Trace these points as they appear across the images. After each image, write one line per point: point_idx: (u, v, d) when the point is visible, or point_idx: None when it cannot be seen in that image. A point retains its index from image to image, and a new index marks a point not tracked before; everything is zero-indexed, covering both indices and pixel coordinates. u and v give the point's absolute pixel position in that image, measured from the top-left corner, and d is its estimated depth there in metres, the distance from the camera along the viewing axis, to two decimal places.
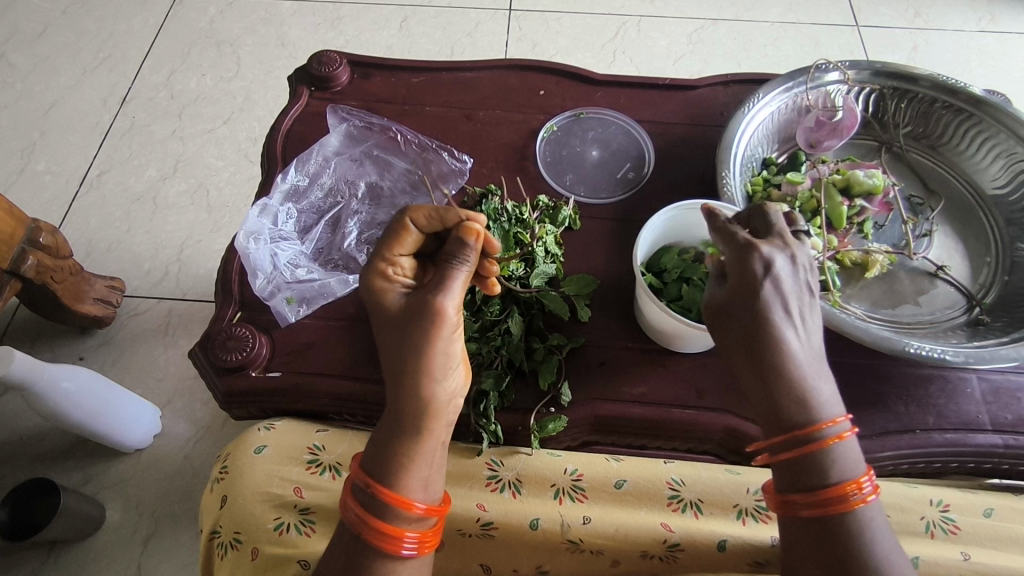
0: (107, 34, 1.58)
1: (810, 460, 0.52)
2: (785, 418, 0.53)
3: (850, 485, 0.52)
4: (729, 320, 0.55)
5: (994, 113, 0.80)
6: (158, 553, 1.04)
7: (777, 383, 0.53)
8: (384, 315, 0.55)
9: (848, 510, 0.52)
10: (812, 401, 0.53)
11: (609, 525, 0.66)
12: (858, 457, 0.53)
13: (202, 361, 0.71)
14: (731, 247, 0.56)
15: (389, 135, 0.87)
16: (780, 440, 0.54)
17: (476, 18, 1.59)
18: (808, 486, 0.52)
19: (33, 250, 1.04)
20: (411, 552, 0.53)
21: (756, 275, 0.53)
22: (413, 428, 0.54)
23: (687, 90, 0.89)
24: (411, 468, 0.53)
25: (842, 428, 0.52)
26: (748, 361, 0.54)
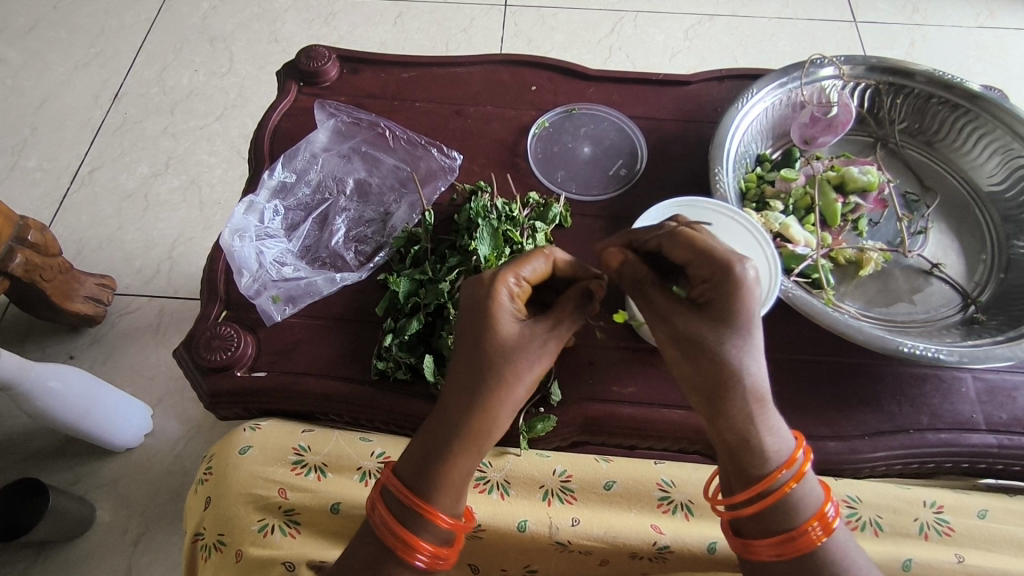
0: (99, 29, 1.57)
1: (773, 506, 0.51)
2: (747, 463, 0.51)
3: (810, 524, 0.51)
4: (705, 340, 0.50)
5: (991, 108, 0.78)
6: (148, 554, 1.03)
7: (743, 425, 0.50)
8: (495, 327, 0.52)
9: (813, 549, 0.51)
10: (774, 438, 0.51)
11: (598, 526, 0.65)
12: (816, 490, 0.52)
13: (186, 361, 0.70)
14: (715, 258, 0.51)
15: (377, 131, 0.86)
16: (742, 491, 0.52)
17: (471, 14, 1.58)
18: (773, 532, 0.51)
19: (21, 248, 1.03)
20: (422, 565, 0.52)
21: (749, 300, 0.51)
22: (470, 444, 0.51)
23: (680, 86, 0.88)
24: (453, 484, 0.51)
25: (798, 468, 0.51)
26: (717, 387, 0.50)
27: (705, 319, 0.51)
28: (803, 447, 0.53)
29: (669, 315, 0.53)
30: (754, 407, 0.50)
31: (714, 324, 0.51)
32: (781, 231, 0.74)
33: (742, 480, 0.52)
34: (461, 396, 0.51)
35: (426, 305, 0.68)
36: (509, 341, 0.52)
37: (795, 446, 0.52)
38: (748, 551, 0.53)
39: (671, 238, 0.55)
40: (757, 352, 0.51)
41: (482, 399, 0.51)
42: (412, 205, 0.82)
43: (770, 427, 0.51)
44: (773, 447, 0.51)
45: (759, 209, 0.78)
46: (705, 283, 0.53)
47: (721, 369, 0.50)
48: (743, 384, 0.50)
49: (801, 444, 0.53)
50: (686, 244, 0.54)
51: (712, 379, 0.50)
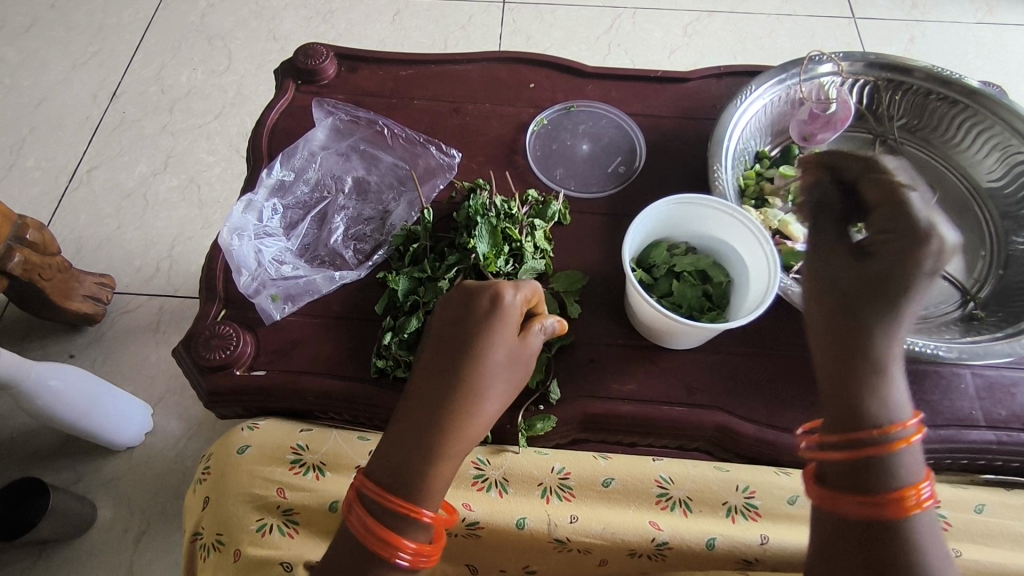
0: (96, 27, 1.57)
1: (871, 459, 0.46)
2: (854, 409, 0.48)
3: (909, 491, 0.45)
4: (858, 300, 0.49)
5: (989, 104, 0.78)
6: (150, 552, 1.03)
7: (858, 377, 0.48)
8: (495, 337, 0.55)
9: (903, 518, 0.45)
10: (891, 405, 0.48)
11: (597, 524, 0.65)
12: (921, 467, 0.47)
13: (185, 360, 0.70)
14: (909, 217, 0.47)
15: (376, 129, 0.86)
16: (844, 434, 0.47)
17: (470, 11, 1.57)
18: (865, 487, 0.46)
19: (19, 247, 1.03)
20: (404, 563, 0.51)
21: (923, 275, 0.47)
22: (454, 444, 0.53)
23: (679, 83, 0.88)
24: (438, 484, 0.53)
25: (911, 430, 0.47)
26: (852, 345, 0.48)
27: (866, 275, 0.49)
28: (919, 418, 0.48)
29: (827, 261, 0.52)
30: (879, 367, 0.48)
31: (872, 284, 0.48)
32: (780, 228, 0.75)
33: (843, 425, 0.48)
34: (452, 397, 0.54)
35: (425, 304, 0.68)
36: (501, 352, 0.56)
37: (909, 415, 0.48)
38: (829, 504, 0.47)
39: (879, 184, 0.49)
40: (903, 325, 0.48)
41: (468, 403, 0.54)
42: (411, 203, 0.82)
43: (893, 395, 0.48)
44: (884, 407, 0.47)
45: (759, 206, 0.78)
46: (881, 236, 0.49)
47: (856, 326, 0.48)
48: (873, 342, 0.48)
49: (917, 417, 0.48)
50: (887, 193, 0.48)
51: (847, 331, 0.49)
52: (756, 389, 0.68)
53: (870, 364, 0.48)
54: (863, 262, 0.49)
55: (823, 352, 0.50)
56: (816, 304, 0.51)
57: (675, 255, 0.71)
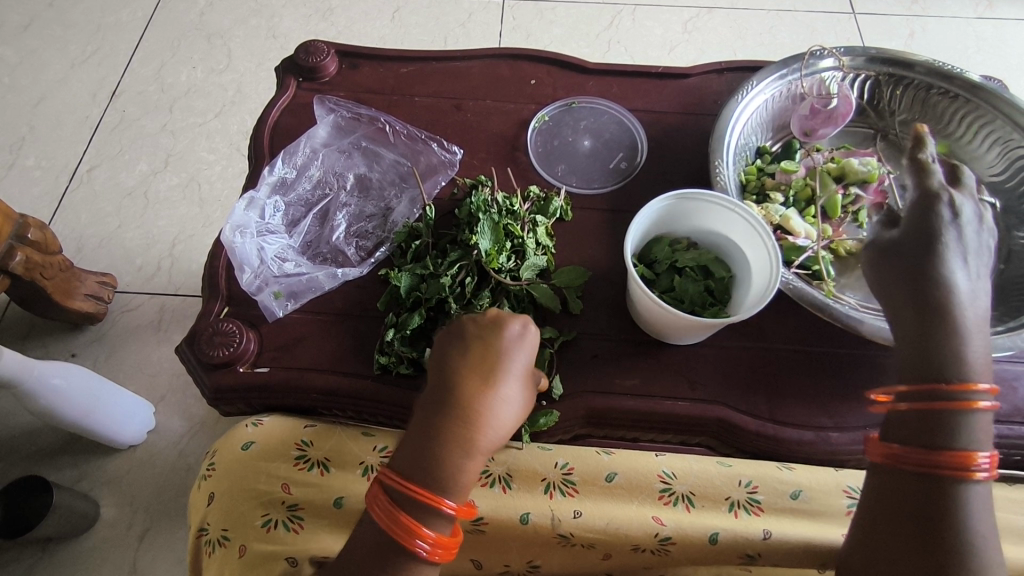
0: (95, 26, 1.56)
1: (940, 416, 0.53)
2: (925, 364, 0.55)
3: (970, 454, 0.51)
4: (915, 259, 0.57)
5: (990, 98, 0.79)
6: (153, 550, 1.03)
7: (926, 331, 0.55)
8: (521, 361, 0.59)
9: (960, 478, 0.51)
10: (965, 352, 0.54)
11: (600, 519, 0.65)
12: (986, 436, 0.53)
13: (189, 357, 0.70)
14: (928, 186, 0.60)
15: (377, 126, 0.86)
16: (914, 388, 0.54)
17: (470, 8, 1.57)
18: (931, 442, 0.52)
19: (21, 246, 1.03)
20: (424, 553, 0.53)
21: (945, 227, 0.58)
22: (479, 448, 0.55)
23: (679, 79, 0.88)
24: (464, 483, 0.55)
25: (980, 399, 0.52)
26: (922, 298, 0.56)
27: (911, 237, 0.59)
28: (992, 389, 0.54)
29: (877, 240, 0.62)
30: (945, 319, 0.55)
31: (919, 244, 0.58)
32: (781, 224, 0.75)
33: (916, 381, 0.55)
34: (484, 403, 0.56)
35: (428, 300, 0.68)
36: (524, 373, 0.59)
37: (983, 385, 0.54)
38: (890, 452, 0.54)
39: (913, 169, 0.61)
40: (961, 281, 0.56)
41: (499, 415, 0.56)
42: (413, 200, 0.82)
43: (967, 341, 0.55)
44: (955, 358, 0.54)
45: (760, 201, 0.78)
46: (914, 209, 0.60)
47: (918, 282, 0.57)
48: (936, 296, 0.56)
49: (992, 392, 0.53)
50: (917, 173, 0.61)
51: (913, 287, 0.57)
52: (758, 384, 0.68)
53: (935, 315, 0.55)
54: (901, 230, 0.60)
55: (896, 312, 0.59)
56: (880, 273, 0.60)
57: (677, 250, 0.71)
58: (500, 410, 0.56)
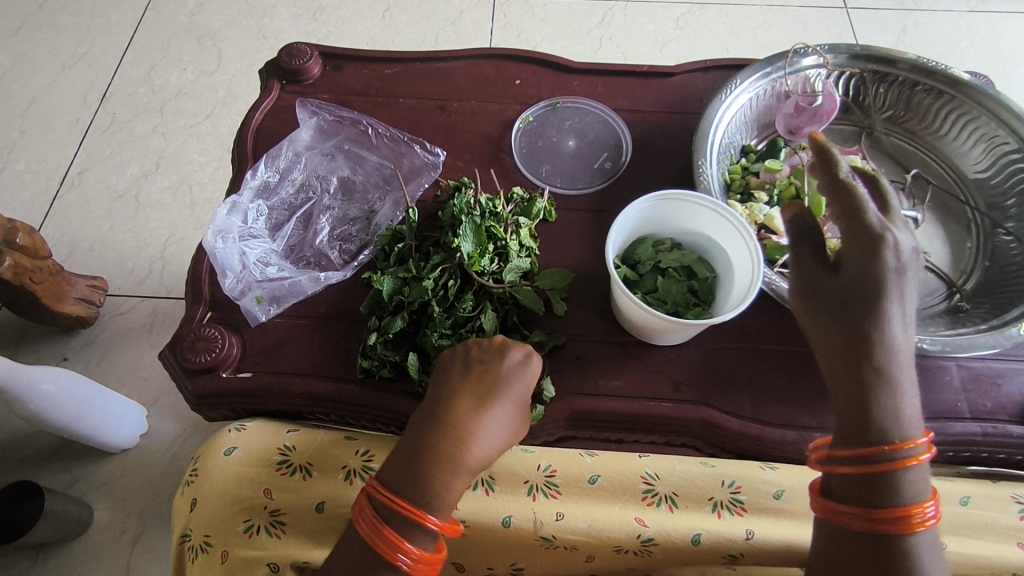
0: (85, 29, 1.56)
1: (882, 476, 0.51)
2: (864, 423, 0.52)
3: (913, 508, 0.51)
4: (859, 312, 0.52)
5: (974, 94, 0.78)
6: (146, 553, 1.04)
7: (862, 389, 0.52)
8: (523, 389, 0.60)
9: (906, 532, 0.51)
10: (900, 406, 0.52)
11: (583, 521, 0.65)
12: (924, 484, 0.52)
13: (171, 362, 0.70)
14: (868, 225, 0.51)
15: (360, 128, 0.86)
16: (852, 448, 0.52)
17: (460, 6, 1.56)
18: (874, 503, 0.51)
19: (10, 251, 1.03)
20: (403, 566, 0.53)
21: (886, 274, 0.51)
22: (469, 469, 0.56)
23: (665, 77, 0.88)
24: (450, 502, 0.55)
25: (919, 453, 0.51)
26: (863, 353, 0.52)
27: (848, 286, 0.52)
28: (927, 438, 0.53)
29: (811, 279, 0.55)
30: (882, 373, 0.52)
31: (860, 296, 0.52)
32: (765, 223, 0.75)
33: (852, 440, 0.53)
34: (480, 425, 0.57)
35: (410, 304, 0.68)
36: (522, 402, 0.60)
37: (920, 435, 0.52)
38: (833, 512, 0.53)
39: (845, 202, 0.52)
40: (899, 331, 0.52)
41: (493, 441, 0.57)
42: (396, 202, 0.82)
43: (902, 392, 0.52)
44: (893, 414, 0.52)
45: (744, 201, 0.78)
46: (851, 252, 0.52)
47: (858, 338, 0.52)
48: (875, 353, 0.52)
49: (928, 439, 0.53)
50: (848, 209, 0.52)
51: (851, 342, 0.52)
52: (741, 384, 0.68)
53: (872, 371, 0.52)
54: (838, 274, 0.53)
55: (832, 361, 0.54)
56: (816, 317, 0.55)
57: (661, 250, 0.71)
58: (490, 432, 0.57)
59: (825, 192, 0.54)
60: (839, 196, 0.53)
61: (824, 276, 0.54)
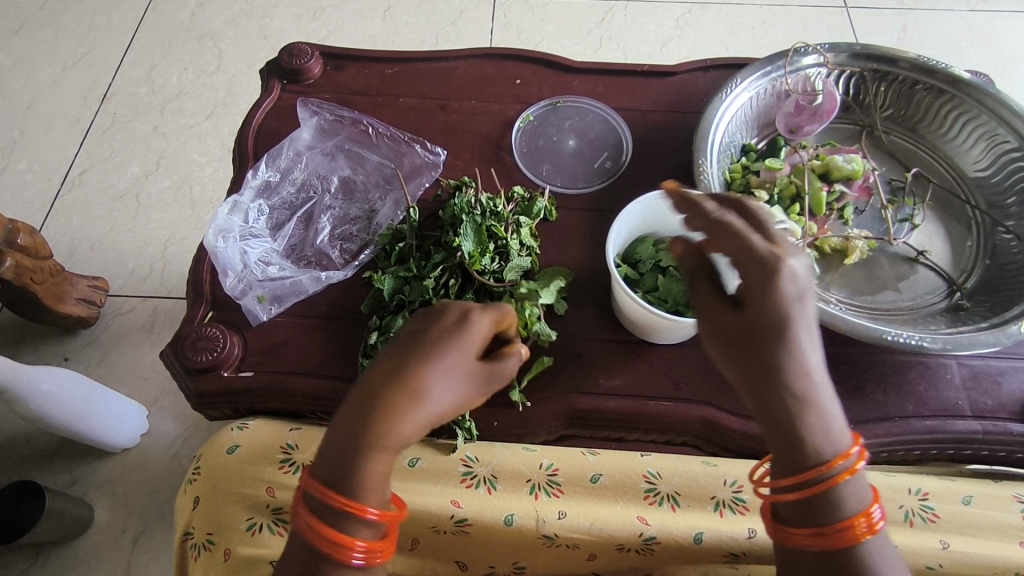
0: (85, 29, 1.56)
1: (822, 498, 0.48)
2: (795, 450, 0.48)
3: (859, 519, 0.48)
4: (762, 343, 0.48)
5: (974, 92, 0.78)
6: (147, 552, 1.04)
7: (786, 416, 0.48)
8: (462, 350, 0.51)
9: (857, 545, 0.48)
10: (828, 425, 0.48)
11: (585, 519, 0.66)
12: (864, 491, 0.49)
13: (172, 361, 0.70)
14: (755, 255, 0.48)
15: (360, 128, 0.86)
16: (788, 476, 0.49)
17: (460, 6, 1.57)
18: (821, 524, 0.48)
19: (11, 251, 1.03)
20: (359, 563, 0.49)
21: (786, 301, 0.47)
22: (390, 444, 0.49)
23: (665, 77, 0.88)
24: (372, 484, 0.49)
25: (854, 463, 0.48)
26: (776, 385, 0.47)
27: (749, 318, 0.48)
28: (856, 443, 0.49)
29: (713, 316, 0.51)
30: (801, 399, 0.47)
31: (761, 327, 0.48)
32: None
33: (786, 466, 0.49)
34: (402, 393, 0.49)
35: (411, 304, 0.68)
36: (463, 366, 0.52)
37: (851, 442, 0.49)
38: (784, 539, 0.50)
39: (728, 237, 0.50)
40: (811, 352, 0.48)
41: (417, 412, 0.49)
42: (397, 202, 0.82)
43: (829, 411, 0.48)
44: (822, 434, 0.48)
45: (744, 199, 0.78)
46: (747, 284, 0.49)
47: (768, 370, 0.48)
48: (789, 379, 0.47)
49: (859, 443, 0.49)
50: (734, 243, 0.49)
51: (761, 373, 0.48)
52: None
53: (790, 397, 0.47)
54: (738, 309, 0.49)
55: (750, 397, 0.49)
56: (727, 356, 0.50)
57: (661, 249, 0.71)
58: (422, 407, 0.49)
59: (709, 231, 0.51)
60: (722, 233, 0.50)
61: (722, 315, 0.51)
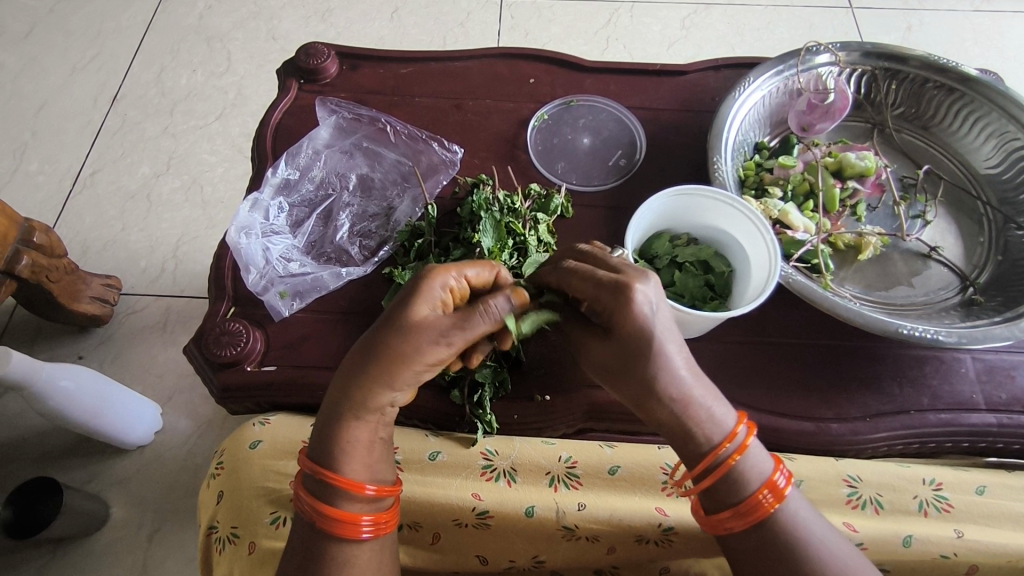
0: (95, 31, 1.57)
1: (723, 479, 0.54)
2: (688, 446, 0.55)
3: (761, 491, 0.54)
4: (630, 365, 0.52)
5: (985, 91, 0.79)
6: (163, 549, 1.04)
7: (674, 420, 0.54)
8: (404, 310, 0.51)
9: (768, 514, 0.54)
10: (711, 416, 0.54)
11: (604, 510, 0.67)
12: (761, 463, 0.55)
13: (196, 357, 0.71)
14: (603, 285, 0.52)
15: (378, 127, 0.87)
16: (693, 470, 0.55)
17: (467, 7, 1.58)
18: (731, 502, 0.54)
19: (27, 250, 1.03)
20: (369, 536, 0.55)
21: (639, 322, 0.51)
22: (359, 411, 0.54)
23: (677, 76, 0.88)
24: (352, 452, 0.55)
25: (740, 441, 0.54)
26: (655, 396, 0.53)
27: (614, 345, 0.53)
28: (742, 422, 0.56)
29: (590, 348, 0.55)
30: (682, 402, 0.53)
31: (624, 350, 0.53)
32: (780, 218, 0.75)
33: (690, 462, 0.56)
34: (355, 363, 0.53)
35: None
36: (406, 324, 0.51)
37: (737, 421, 0.55)
38: (713, 527, 0.56)
39: (569, 277, 0.54)
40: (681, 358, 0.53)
41: (370, 375, 0.53)
42: (415, 199, 0.83)
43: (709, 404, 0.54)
44: (708, 424, 0.54)
45: (759, 196, 0.79)
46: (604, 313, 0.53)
47: (642, 387, 0.53)
48: (667, 388, 0.53)
49: (744, 420, 0.56)
50: (581, 280, 0.53)
51: (642, 389, 0.53)
52: (757, 377, 0.69)
53: (673, 403, 0.53)
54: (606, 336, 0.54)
55: (641, 411, 0.55)
56: (614, 382, 0.55)
57: (677, 245, 0.72)
58: (391, 377, 0.53)
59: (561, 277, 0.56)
60: (564, 274, 0.55)
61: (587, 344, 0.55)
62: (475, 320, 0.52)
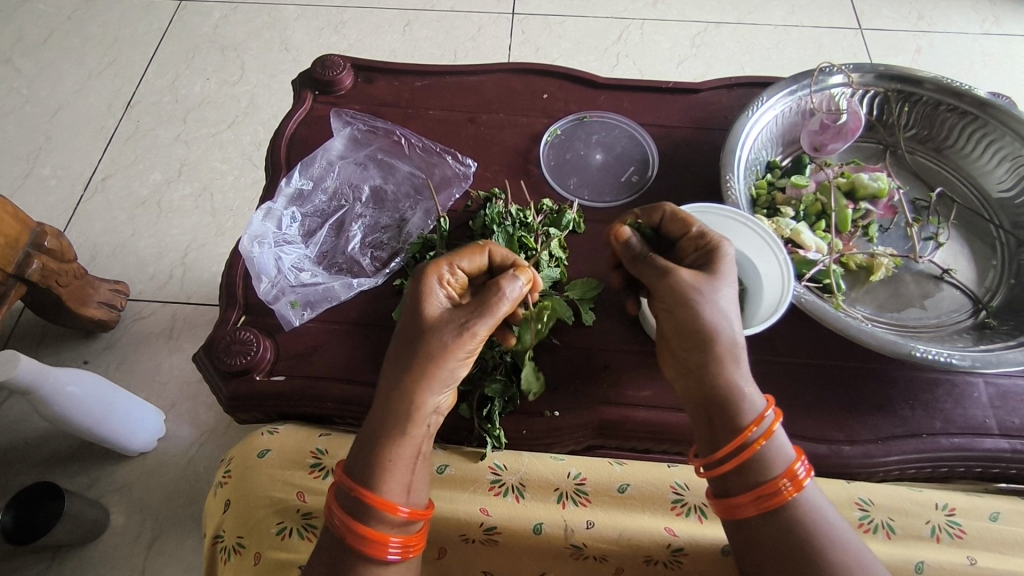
0: (112, 39, 1.59)
1: (751, 462, 0.55)
2: (728, 421, 0.56)
3: (783, 478, 0.54)
4: (696, 297, 0.56)
5: (999, 115, 0.79)
6: (162, 557, 1.04)
7: (722, 380, 0.56)
8: (418, 311, 0.56)
9: (784, 503, 0.54)
10: (742, 390, 0.56)
11: (613, 529, 0.66)
12: (786, 448, 0.56)
13: (206, 364, 0.71)
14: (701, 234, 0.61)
15: (393, 139, 0.88)
16: (725, 446, 0.55)
17: (479, 22, 1.59)
18: (753, 486, 0.54)
19: (38, 254, 1.03)
20: (395, 558, 0.55)
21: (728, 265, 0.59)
22: (403, 426, 0.55)
23: (690, 94, 0.89)
24: (391, 471, 0.54)
25: (767, 425, 0.55)
26: (709, 346, 0.56)
27: (691, 273, 0.58)
28: (773, 407, 0.57)
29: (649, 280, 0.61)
30: (732, 357, 0.56)
31: (696, 279, 0.57)
32: (792, 238, 0.74)
33: (722, 438, 0.56)
34: (394, 373, 0.55)
35: None
36: (425, 324, 0.55)
37: (766, 407, 0.56)
38: (734, 513, 0.55)
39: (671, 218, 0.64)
40: (733, 309, 0.57)
41: (410, 378, 0.54)
42: (427, 212, 0.84)
43: (743, 380, 0.56)
44: (739, 398, 0.56)
45: (771, 216, 0.78)
46: (689, 254, 0.62)
47: (700, 321, 0.56)
48: (726, 337, 0.56)
49: (773, 407, 0.57)
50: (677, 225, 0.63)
51: (702, 332, 0.56)
52: (768, 397, 0.69)
53: (724, 357, 0.56)
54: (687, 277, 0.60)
55: (689, 363, 0.57)
56: (675, 323, 0.58)
57: None
58: (428, 386, 0.55)
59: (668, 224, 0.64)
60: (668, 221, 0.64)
61: (660, 265, 0.60)
62: (486, 301, 0.56)
